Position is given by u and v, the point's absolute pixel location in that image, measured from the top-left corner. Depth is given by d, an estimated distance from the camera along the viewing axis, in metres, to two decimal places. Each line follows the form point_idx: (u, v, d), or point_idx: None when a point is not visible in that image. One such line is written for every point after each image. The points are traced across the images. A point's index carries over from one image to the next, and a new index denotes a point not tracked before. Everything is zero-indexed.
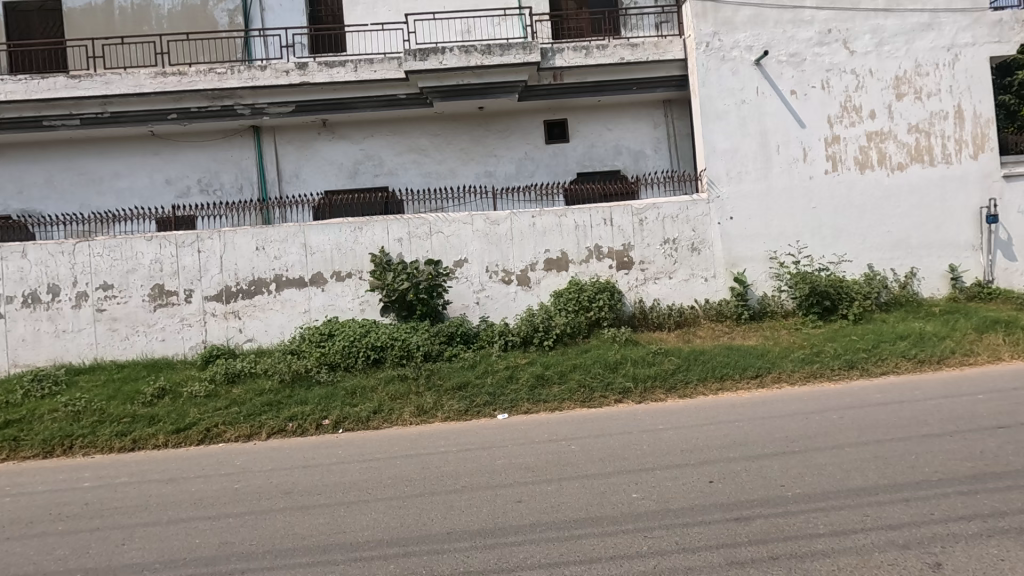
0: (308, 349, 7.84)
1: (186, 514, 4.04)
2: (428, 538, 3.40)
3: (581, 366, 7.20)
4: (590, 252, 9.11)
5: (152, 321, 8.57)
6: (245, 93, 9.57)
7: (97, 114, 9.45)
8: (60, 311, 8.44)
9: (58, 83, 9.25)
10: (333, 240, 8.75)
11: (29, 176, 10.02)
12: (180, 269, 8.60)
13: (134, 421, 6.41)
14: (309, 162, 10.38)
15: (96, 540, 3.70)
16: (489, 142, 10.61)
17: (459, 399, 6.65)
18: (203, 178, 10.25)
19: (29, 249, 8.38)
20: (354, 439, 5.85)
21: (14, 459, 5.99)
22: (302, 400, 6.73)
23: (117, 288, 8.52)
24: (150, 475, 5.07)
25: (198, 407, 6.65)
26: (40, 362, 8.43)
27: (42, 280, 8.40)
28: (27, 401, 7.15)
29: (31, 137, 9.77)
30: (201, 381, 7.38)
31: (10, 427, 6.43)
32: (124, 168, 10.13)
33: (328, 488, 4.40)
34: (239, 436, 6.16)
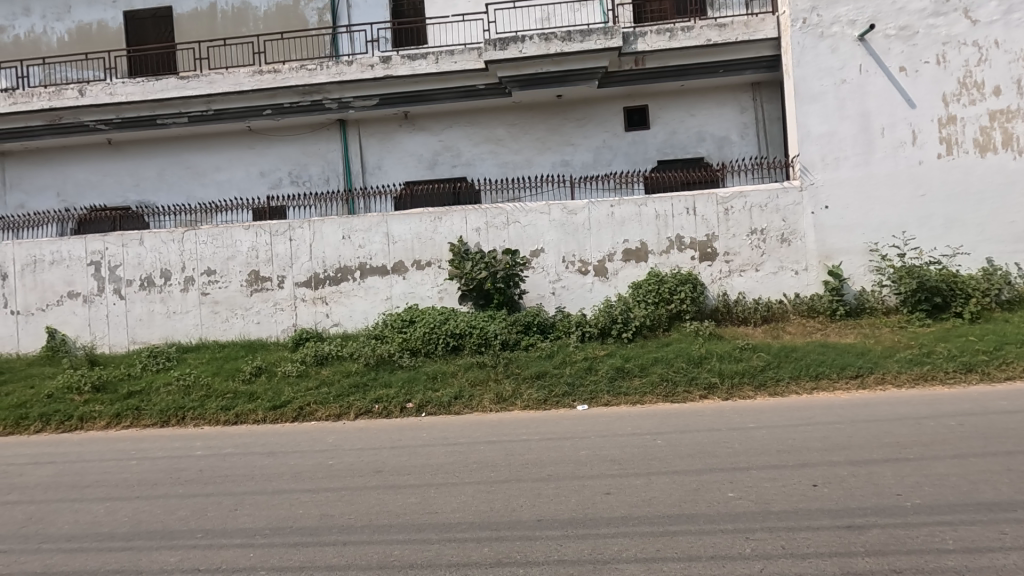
0: (390, 335, 8.11)
1: (288, 486, 4.28)
2: (519, 524, 3.41)
3: (662, 360, 7.00)
4: (671, 243, 8.81)
5: (248, 305, 9.16)
6: (333, 88, 9.96)
7: (202, 112, 10.18)
8: (171, 294, 9.22)
9: (170, 84, 10.03)
10: (414, 229, 8.97)
11: (144, 171, 10.97)
12: (274, 256, 9.12)
13: (236, 397, 6.89)
14: (391, 154, 10.69)
15: (211, 505, 3.99)
16: (567, 131, 10.48)
17: (538, 388, 6.64)
18: (293, 171, 10.81)
19: (145, 237, 9.18)
20: (436, 423, 5.99)
21: (136, 426, 6.61)
22: (386, 383, 6.97)
23: (219, 273, 9.17)
24: (254, 447, 5.44)
25: (291, 387, 7.07)
26: (153, 340, 9.25)
27: (156, 265, 9.20)
28: (144, 374, 7.86)
29: (146, 134, 10.67)
30: (293, 361, 7.82)
31: (132, 397, 7.11)
32: (224, 162, 10.86)
33: (416, 469, 4.53)
34: (329, 415, 6.46)
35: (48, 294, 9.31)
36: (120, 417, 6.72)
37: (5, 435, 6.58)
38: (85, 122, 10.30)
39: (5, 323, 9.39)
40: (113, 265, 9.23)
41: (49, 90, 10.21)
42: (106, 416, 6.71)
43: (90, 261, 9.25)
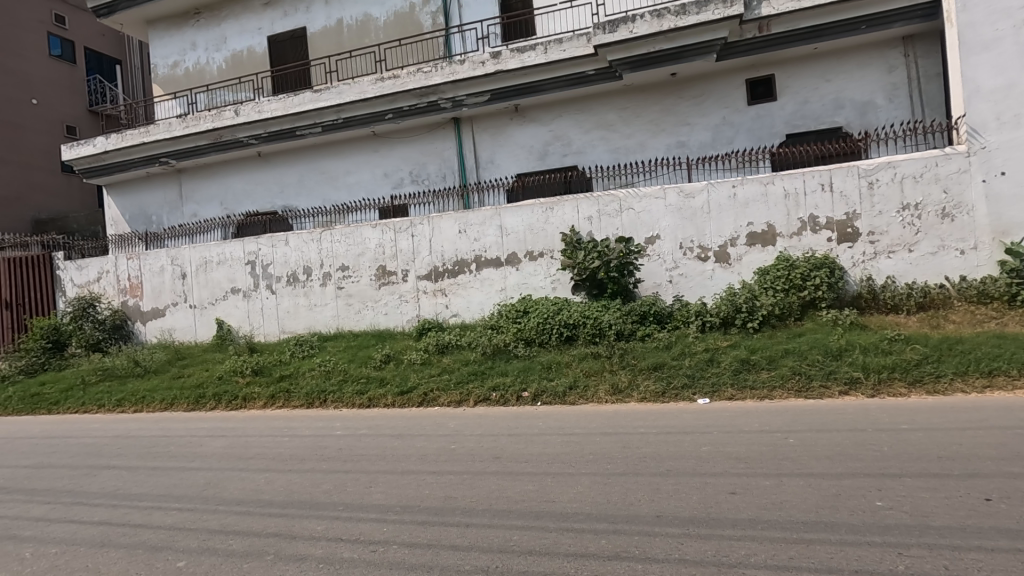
0: (505, 325, 8.33)
1: (415, 467, 4.59)
2: (637, 518, 3.35)
3: (794, 352, 6.45)
4: (804, 224, 8.04)
5: (377, 298, 9.91)
6: (447, 88, 10.36)
7: (333, 120, 11.11)
8: (313, 288, 10.23)
9: (306, 98, 11.08)
10: (526, 221, 9.10)
11: (287, 178, 12.25)
12: (398, 252, 9.76)
13: (369, 382, 7.52)
14: (503, 147, 10.90)
15: (350, 481, 4.40)
16: (682, 110, 9.96)
17: (655, 380, 6.45)
18: (413, 170, 11.44)
19: (290, 238, 10.28)
20: (552, 413, 6.04)
21: (287, 405, 7.45)
22: (502, 371, 7.19)
23: (351, 268, 10.01)
24: (384, 429, 5.89)
25: (416, 373, 7.55)
26: (299, 330, 10.35)
27: (299, 263, 10.26)
28: (293, 360, 8.85)
29: (288, 145, 11.89)
30: (417, 350, 8.33)
31: (284, 380, 8.04)
32: (353, 166, 11.78)
33: (533, 457, 4.62)
34: (450, 402, 6.79)
35: (216, 290, 10.78)
36: (275, 398, 7.61)
37: (188, 410, 7.75)
38: (239, 138, 11.72)
39: (185, 315, 11.04)
40: (266, 263, 10.44)
41: (213, 113, 11.77)
42: (264, 397, 7.64)
43: (247, 261, 10.57)
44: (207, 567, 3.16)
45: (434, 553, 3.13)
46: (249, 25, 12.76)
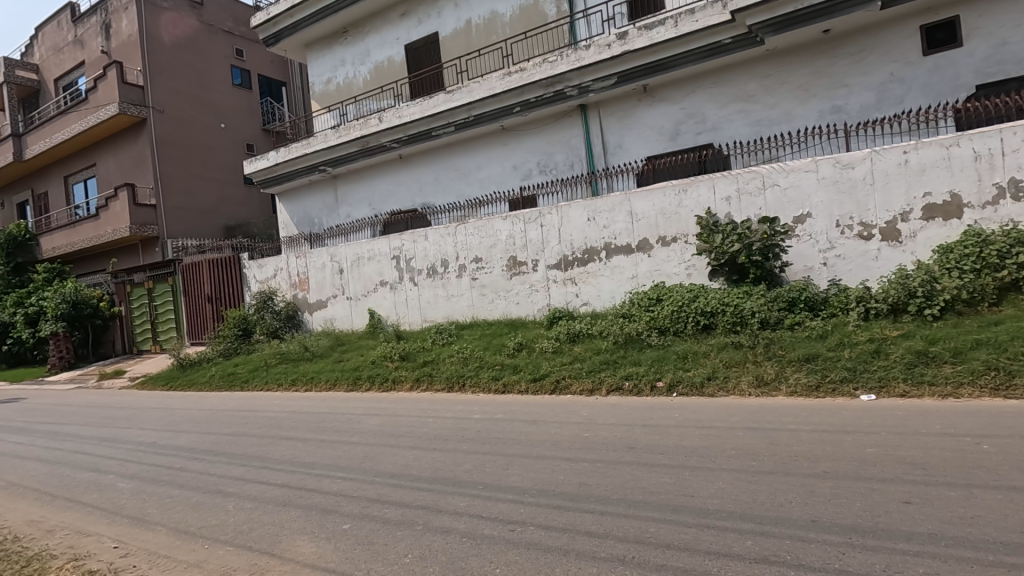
0: (637, 313, 8.11)
1: (549, 453, 4.68)
2: (787, 521, 3.09)
3: (989, 343, 5.47)
4: (1001, 191, 6.74)
5: (509, 288, 10.21)
6: (573, 75, 10.30)
7: (465, 118, 11.64)
8: (450, 280, 10.85)
9: (440, 100, 11.76)
10: (658, 205, 8.75)
11: (425, 177, 13.05)
12: (528, 242, 9.96)
13: (503, 369, 7.81)
14: (631, 130, 10.56)
15: (488, 462, 4.62)
16: (838, 71, 8.86)
17: (807, 372, 5.87)
18: (541, 160, 11.53)
19: (429, 234, 11.00)
20: (690, 405, 5.76)
21: (431, 387, 8.04)
22: (635, 361, 7.04)
23: (484, 260, 10.43)
24: (518, 415, 6.09)
25: (548, 361, 7.68)
26: (439, 319, 11.04)
27: (438, 257, 10.94)
28: (434, 347, 9.49)
29: (425, 146, 12.67)
30: (548, 338, 8.46)
31: (427, 365, 8.67)
32: (484, 161, 12.20)
33: (670, 449, 4.46)
34: (583, 390, 6.80)
35: (367, 283, 11.89)
36: (420, 381, 8.24)
37: (348, 390, 8.68)
38: (383, 143, 12.76)
39: (343, 306, 12.34)
40: (409, 258, 11.28)
41: (360, 122, 12.96)
42: (410, 380, 8.31)
43: (392, 255, 11.51)
44: (366, 532, 3.52)
45: (570, 537, 3.17)
46: (388, 37, 13.76)
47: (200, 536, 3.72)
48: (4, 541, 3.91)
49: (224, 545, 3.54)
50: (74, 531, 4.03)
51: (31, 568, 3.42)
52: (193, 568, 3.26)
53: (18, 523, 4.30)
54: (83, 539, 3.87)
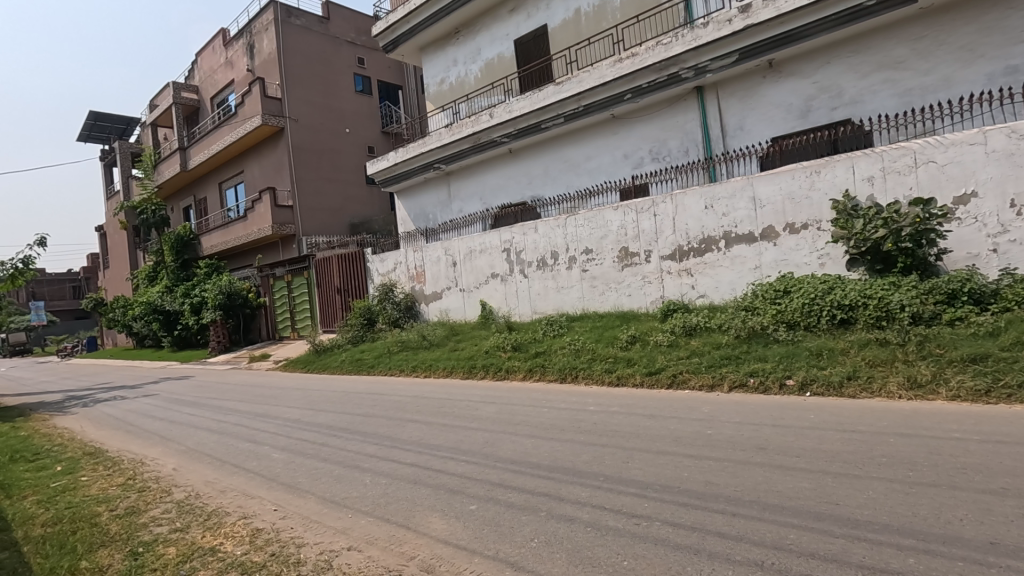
0: (762, 306, 7.59)
1: (670, 448, 4.54)
2: (959, 541, 2.74)
3: None
4: None
5: (620, 280, 10.02)
6: (689, 56, 9.82)
7: (575, 109, 11.59)
8: (560, 272, 10.88)
9: (550, 92, 11.80)
10: (785, 189, 8.11)
11: (534, 170, 13.15)
12: (641, 233, 9.69)
13: (617, 362, 7.69)
14: (754, 110, 9.85)
15: (607, 454, 4.59)
16: (1012, 25, 7.61)
17: (973, 375, 5.14)
18: (654, 147, 11.13)
19: (539, 226, 11.12)
20: (827, 406, 5.29)
21: (543, 378, 8.13)
22: (760, 357, 6.60)
23: (595, 251, 10.32)
24: (635, 409, 5.97)
25: (664, 355, 7.44)
26: (549, 310, 11.12)
27: (548, 248, 11.01)
28: (545, 338, 9.58)
29: (534, 139, 12.77)
30: (663, 332, 8.19)
31: (539, 356, 8.78)
32: (594, 151, 12.05)
33: (807, 452, 4.14)
34: (702, 385, 6.51)
35: (479, 275, 12.27)
36: (532, 371, 8.38)
37: (464, 377, 9.06)
38: (494, 138, 13.08)
39: (457, 298, 12.85)
40: (519, 250, 11.48)
41: (472, 119, 13.38)
42: (523, 370, 8.47)
43: (503, 248, 11.77)
44: (493, 514, 3.66)
45: (701, 536, 3.05)
46: (498, 33, 14.02)
47: (345, 506, 4.08)
48: (189, 497, 4.57)
49: (365, 516, 3.86)
50: (241, 492, 4.61)
51: (212, 521, 3.97)
52: (340, 534, 3.59)
53: (197, 482, 5.01)
54: (248, 500, 4.41)
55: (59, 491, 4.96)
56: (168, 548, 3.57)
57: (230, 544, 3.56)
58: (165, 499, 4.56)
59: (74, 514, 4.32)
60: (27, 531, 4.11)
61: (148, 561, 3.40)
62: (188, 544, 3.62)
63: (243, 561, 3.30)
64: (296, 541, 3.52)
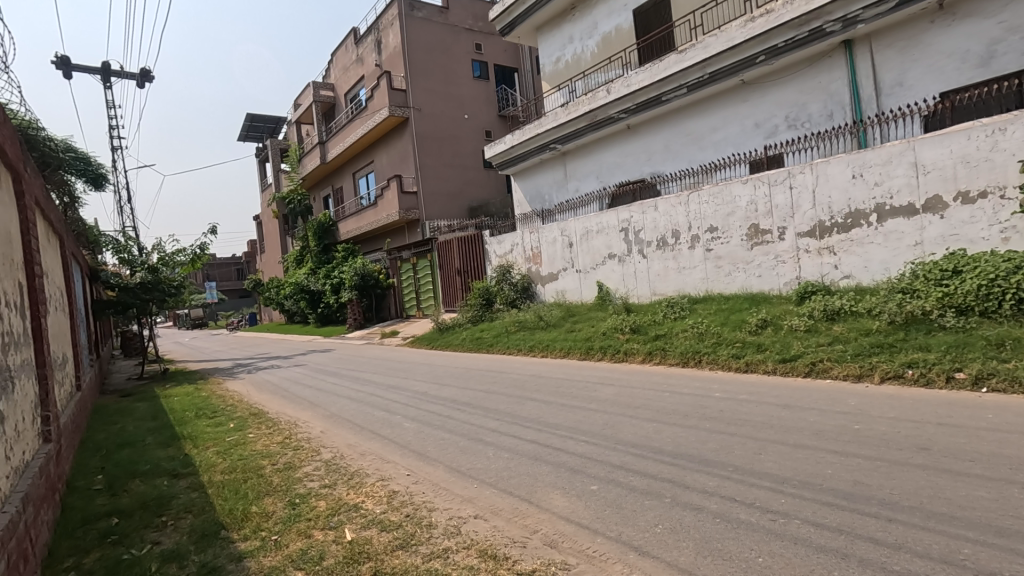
0: (924, 288, 6.64)
1: (810, 442, 4.17)
2: None
3: None
4: None
5: (749, 259, 9.33)
6: (835, 7, 8.72)
7: (699, 78, 10.88)
8: (681, 251, 10.39)
9: (672, 61, 11.16)
10: (957, 151, 6.93)
11: (654, 145, 12.60)
12: (774, 207, 8.91)
13: (745, 347, 7.20)
14: (918, 62, 8.53)
15: (737, 444, 4.32)
16: None
17: None
18: (790, 113, 10.13)
19: (659, 204, 10.68)
20: (1011, 405, 4.52)
21: (664, 362, 7.85)
22: (920, 346, 5.82)
23: (721, 229, 9.70)
24: (768, 397, 5.55)
25: (800, 341, 6.82)
26: (669, 292, 10.68)
27: (669, 227, 10.55)
28: (666, 321, 9.22)
29: (655, 113, 12.20)
30: (800, 315, 7.50)
31: (659, 339, 8.49)
32: (720, 122, 11.25)
33: (984, 457, 3.57)
34: (847, 375, 5.88)
35: (596, 256, 12.10)
36: (652, 355, 8.13)
37: (581, 358, 9.04)
38: (611, 114, 12.71)
39: (573, 279, 12.80)
40: (638, 230, 11.14)
41: (589, 96, 13.11)
42: (642, 352, 8.26)
43: (621, 228, 11.49)
44: (615, 496, 3.62)
45: (849, 540, 2.78)
46: (617, 5, 13.50)
47: (471, 476, 4.28)
48: (335, 457, 5.08)
49: (490, 487, 4.01)
50: (378, 457, 5.03)
51: (354, 481, 4.37)
52: (467, 502, 3.78)
53: (341, 444, 5.55)
54: (385, 464, 4.80)
55: (232, 444, 5.78)
56: (320, 501, 4.00)
57: (370, 502, 3.90)
58: (316, 457, 5.11)
59: (245, 465, 5.01)
60: (210, 476, 4.84)
61: (303, 511, 3.84)
62: (335, 499, 4.03)
63: (383, 519, 3.60)
64: (428, 506, 3.77)
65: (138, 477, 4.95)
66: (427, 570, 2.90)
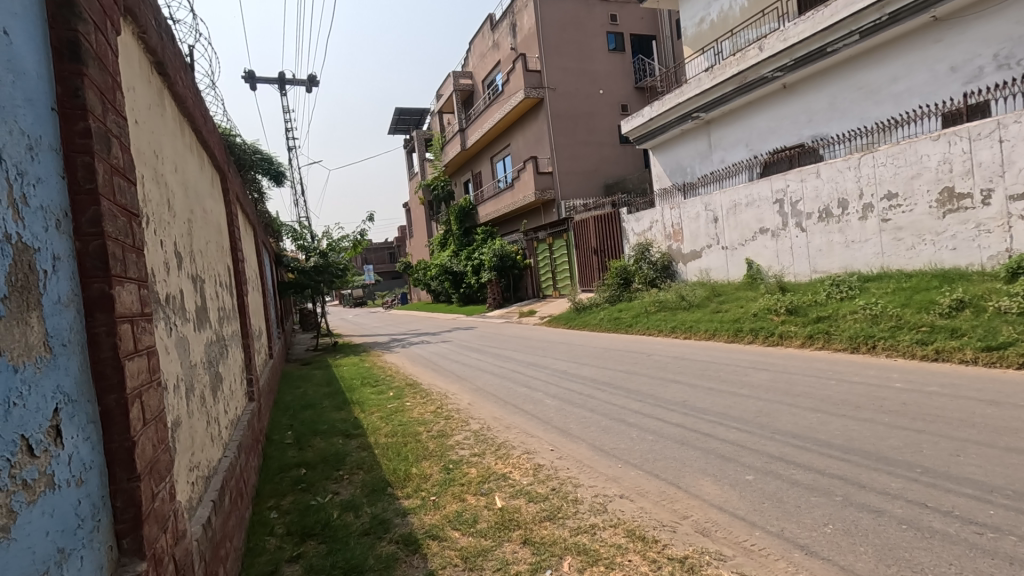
0: None
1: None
2: None
3: None
4: None
5: (940, 230, 7.96)
6: None
7: (875, 21, 9.38)
8: (850, 223, 9.20)
9: (840, 6, 9.73)
10: None
11: (816, 104, 11.22)
12: (975, 166, 7.45)
13: (933, 332, 6.20)
14: None
15: (926, 442, 3.75)
16: None
17: None
18: (1001, 51, 8.38)
19: (822, 170, 9.53)
20: None
21: (828, 348, 7.06)
22: None
23: (902, 196, 8.39)
24: (966, 391, 4.73)
25: (1011, 326, 5.69)
26: (834, 269, 9.54)
27: (834, 196, 9.37)
28: (829, 301, 8.26)
29: (818, 67, 10.81)
30: (1010, 295, 6.24)
31: (822, 322, 7.63)
32: (903, 69, 9.66)
33: None
34: None
35: (745, 231, 11.19)
36: (813, 339, 7.36)
37: (729, 341, 8.48)
38: (764, 74, 11.56)
39: (719, 256, 12.00)
40: (795, 200, 10.07)
41: (738, 57, 12.03)
42: (801, 336, 7.50)
43: (775, 199, 10.47)
44: (775, 489, 3.36)
45: None
46: None
47: (615, 456, 4.25)
48: (483, 429, 5.36)
49: (635, 468, 3.96)
50: (522, 430, 5.21)
51: (501, 452, 4.58)
52: (611, 481, 3.77)
53: (488, 416, 5.84)
54: (529, 438, 4.95)
55: (393, 411, 6.38)
56: (471, 469, 4.26)
57: (517, 473, 4.06)
58: (465, 428, 5.43)
59: (405, 430, 5.50)
60: (375, 438, 5.39)
61: (457, 476, 4.12)
62: (485, 468, 4.26)
63: (530, 490, 3.73)
64: (573, 481, 3.82)
65: (319, 435, 5.69)
66: (575, 544, 2.94)
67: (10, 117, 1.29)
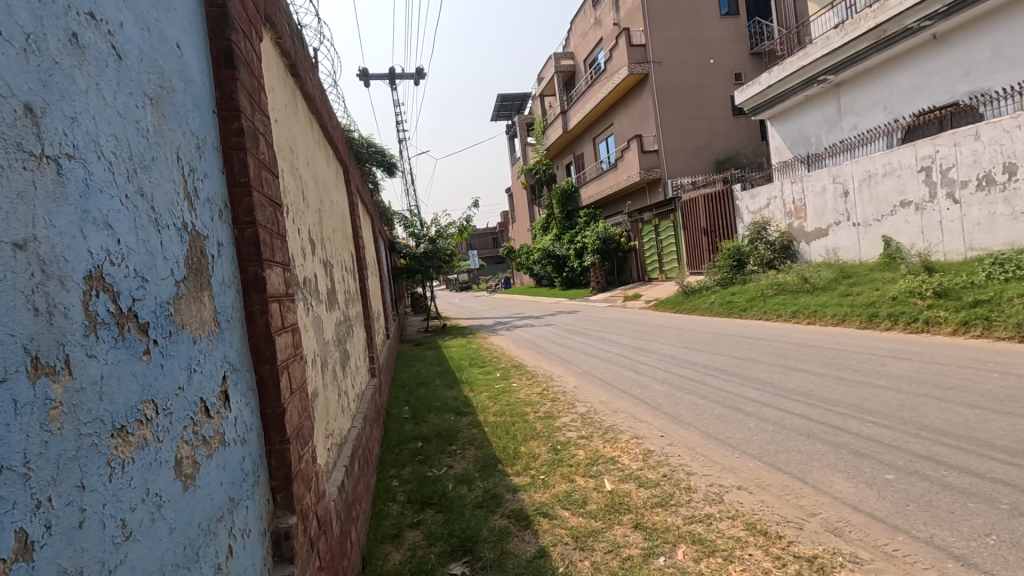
0: None
1: None
2: None
3: None
4: None
5: None
6: None
7: None
8: (1018, 191, 7.91)
9: None
10: None
11: (976, 54, 9.69)
12: None
13: None
14: None
15: None
16: None
17: None
18: None
19: (982, 131, 8.25)
20: None
21: (988, 337, 6.16)
22: None
23: None
24: None
25: None
26: (997, 246, 8.28)
27: (997, 160, 8.09)
28: (989, 284, 7.18)
29: (979, 11, 9.32)
30: None
31: (979, 307, 6.67)
32: None
33: None
34: None
35: (882, 204, 10.03)
36: (968, 326, 6.45)
37: (861, 327, 7.70)
38: (907, 26, 10.20)
39: (849, 234, 10.89)
40: (945, 168, 8.82)
41: (875, 9, 10.71)
42: (953, 323, 6.60)
43: (920, 167, 9.25)
44: (921, 490, 3.01)
45: None
46: None
47: (732, 445, 4.04)
48: (589, 411, 5.35)
49: (754, 460, 3.74)
50: (630, 415, 5.12)
51: (609, 436, 4.54)
52: (728, 471, 3.59)
53: (594, 400, 5.82)
54: (638, 423, 4.86)
55: (500, 391, 6.56)
56: (579, 451, 4.27)
57: (626, 458, 4.00)
58: (572, 410, 5.46)
59: (512, 410, 5.64)
60: (485, 416, 5.58)
61: (566, 457, 4.16)
62: (593, 451, 4.24)
63: (640, 475, 3.67)
64: (685, 469, 3.70)
65: (433, 411, 6.01)
66: (690, 533, 2.85)
67: (183, 120, 1.47)
